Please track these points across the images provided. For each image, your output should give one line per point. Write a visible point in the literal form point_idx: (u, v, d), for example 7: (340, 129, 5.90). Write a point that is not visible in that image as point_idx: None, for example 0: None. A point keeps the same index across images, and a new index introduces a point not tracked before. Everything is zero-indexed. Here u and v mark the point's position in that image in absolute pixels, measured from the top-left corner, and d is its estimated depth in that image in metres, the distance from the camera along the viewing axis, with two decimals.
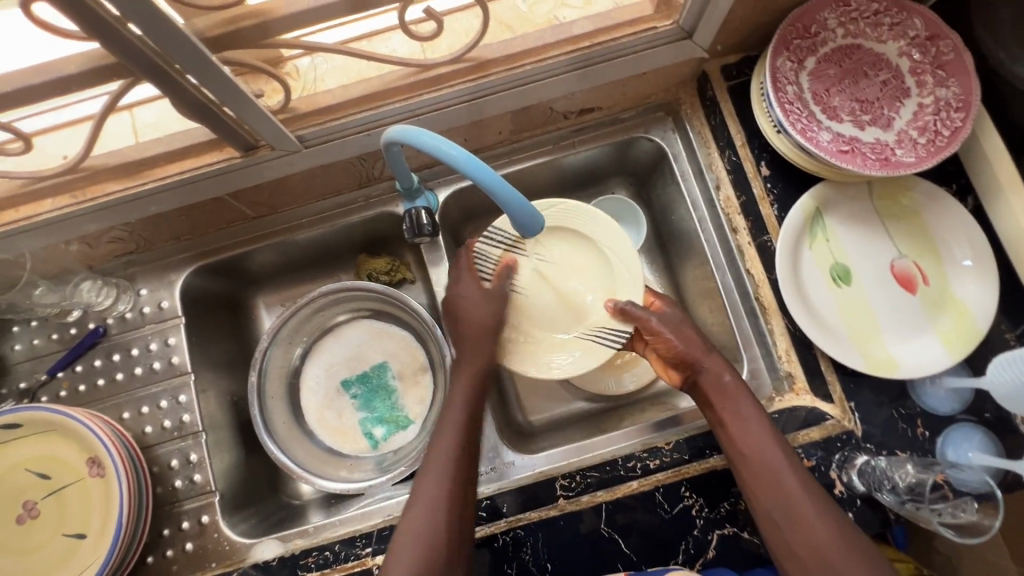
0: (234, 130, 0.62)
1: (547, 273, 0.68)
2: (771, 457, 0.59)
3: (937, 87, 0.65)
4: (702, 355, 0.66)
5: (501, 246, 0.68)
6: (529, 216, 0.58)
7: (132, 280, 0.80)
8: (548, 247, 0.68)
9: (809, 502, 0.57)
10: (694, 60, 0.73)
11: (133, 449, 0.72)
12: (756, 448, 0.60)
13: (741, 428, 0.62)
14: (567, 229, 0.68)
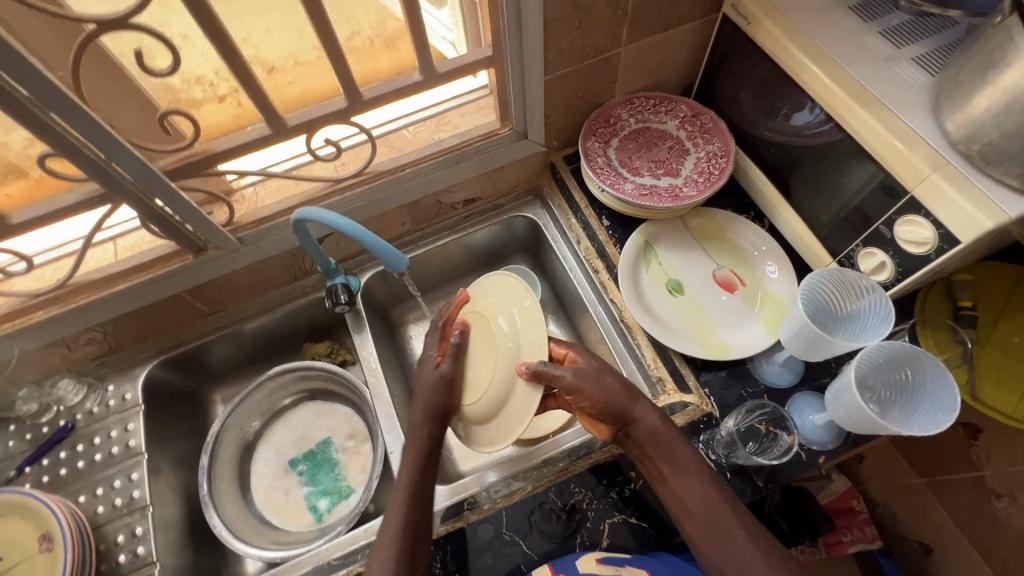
0: (187, 237, 0.83)
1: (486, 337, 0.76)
2: (709, 522, 0.62)
3: (705, 145, 0.90)
4: (634, 406, 0.69)
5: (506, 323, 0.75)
6: (401, 262, 0.81)
7: (102, 379, 0.94)
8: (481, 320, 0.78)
9: (753, 539, 0.61)
10: (538, 153, 0.98)
11: (84, 525, 0.79)
12: (687, 483, 0.65)
13: (682, 478, 0.65)
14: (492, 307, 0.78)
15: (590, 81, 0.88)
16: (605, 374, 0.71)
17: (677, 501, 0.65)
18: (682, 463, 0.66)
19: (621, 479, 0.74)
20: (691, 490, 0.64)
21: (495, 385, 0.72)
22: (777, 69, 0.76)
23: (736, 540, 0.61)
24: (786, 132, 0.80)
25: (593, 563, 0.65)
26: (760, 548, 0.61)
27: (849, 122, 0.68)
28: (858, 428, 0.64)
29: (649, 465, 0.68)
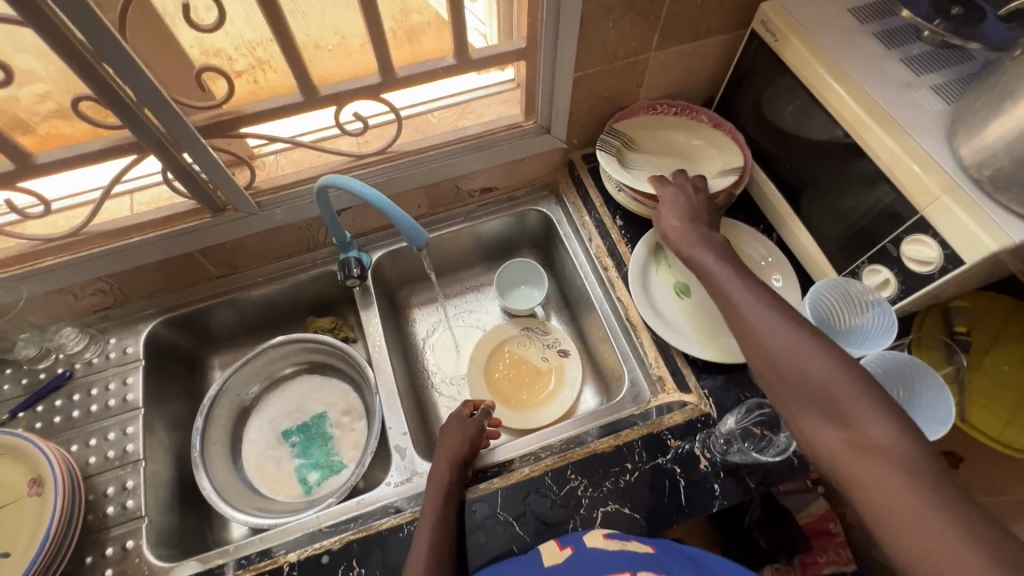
0: (208, 196, 0.84)
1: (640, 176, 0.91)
2: (784, 327, 0.59)
3: (721, 154, 0.92)
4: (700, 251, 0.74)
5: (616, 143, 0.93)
6: (421, 236, 0.81)
7: (104, 331, 0.93)
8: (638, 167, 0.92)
9: (810, 333, 0.57)
10: (558, 149, 1.00)
11: (75, 473, 0.79)
12: (735, 297, 0.65)
13: (733, 293, 0.66)
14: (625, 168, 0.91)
15: (617, 82, 0.90)
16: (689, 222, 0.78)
17: (748, 323, 0.62)
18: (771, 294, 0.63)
19: (617, 470, 0.75)
20: (772, 310, 0.61)
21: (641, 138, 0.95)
22: (800, 88, 0.79)
23: (811, 348, 0.56)
24: (802, 148, 0.83)
25: (601, 537, 0.63)
26: (816, 339, 0.57)
27: (866, 141, 0.70)
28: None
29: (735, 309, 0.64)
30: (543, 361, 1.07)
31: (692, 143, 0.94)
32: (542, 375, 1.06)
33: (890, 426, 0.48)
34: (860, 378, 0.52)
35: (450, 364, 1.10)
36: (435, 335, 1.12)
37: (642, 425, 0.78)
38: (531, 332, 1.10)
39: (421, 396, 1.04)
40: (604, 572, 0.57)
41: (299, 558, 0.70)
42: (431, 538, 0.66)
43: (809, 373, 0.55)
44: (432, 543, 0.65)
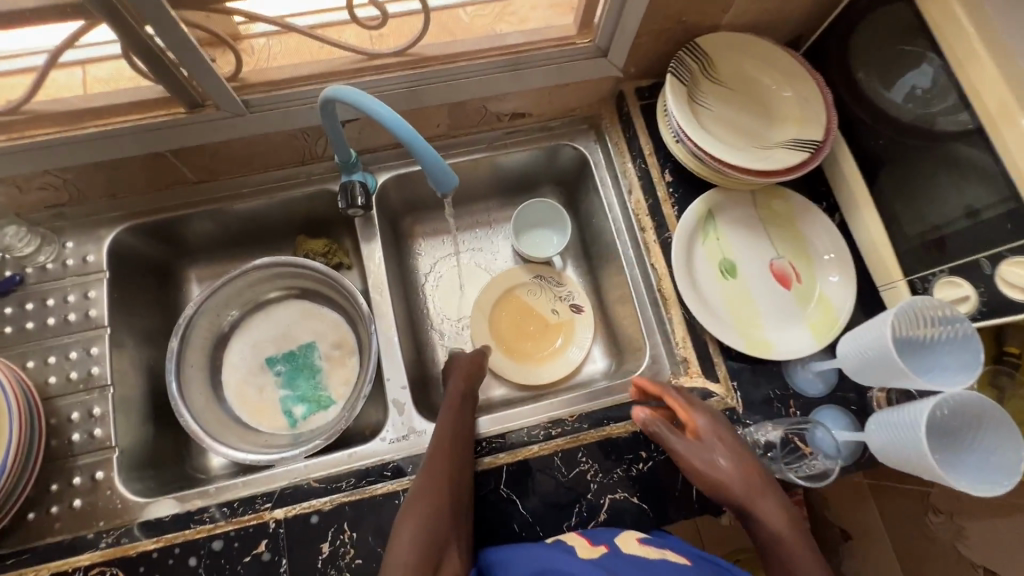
0: (184, 87, 0.68)
1: (709, 117, 0.76)
2: (779, 506, 0.62)
3: (804, 111, 0.75)
4: (727, 454, 0.65)
5: (694, 65, 0.77)
6: (451, 181, 0.67)
7: (58, 233, 0.80)
8: (710, 106, 0.77)
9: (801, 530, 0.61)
10: (610, 78, 0.83)
11: (32, 396, 0.70)
12: (750, 501, 0.63)
13: (746, 470, 0.64)
14: (694, 105, 0.76)
15: (702, 3, 0.72)
16: (724, 436, 0.67)
17: (759, 523, 0.62)
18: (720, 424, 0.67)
19: (630, 457, 0.71)
20: (769, 483, 0.63)
21: (724, 67, 0.78)
22: (928, 49, 0.65)
23: (809, 548, 0.60)
24: (905, 124, 0.70)
25: (635, 543, 0.61)
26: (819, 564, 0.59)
27: (997, 135, 0.58)
28: (899, 460, 0.61)
29: (701, 468, 0.64)
30: (552, 314, 0.99)
31: (779, 87, 0.77)
32: (550, 328, 0.98)
33: None
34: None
35: (454, 305, 1.00)
36: (441, 269, 1.01)
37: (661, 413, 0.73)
38: (544, 282, 1.01)
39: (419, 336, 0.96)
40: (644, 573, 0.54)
41: (285, 515, 0.66)
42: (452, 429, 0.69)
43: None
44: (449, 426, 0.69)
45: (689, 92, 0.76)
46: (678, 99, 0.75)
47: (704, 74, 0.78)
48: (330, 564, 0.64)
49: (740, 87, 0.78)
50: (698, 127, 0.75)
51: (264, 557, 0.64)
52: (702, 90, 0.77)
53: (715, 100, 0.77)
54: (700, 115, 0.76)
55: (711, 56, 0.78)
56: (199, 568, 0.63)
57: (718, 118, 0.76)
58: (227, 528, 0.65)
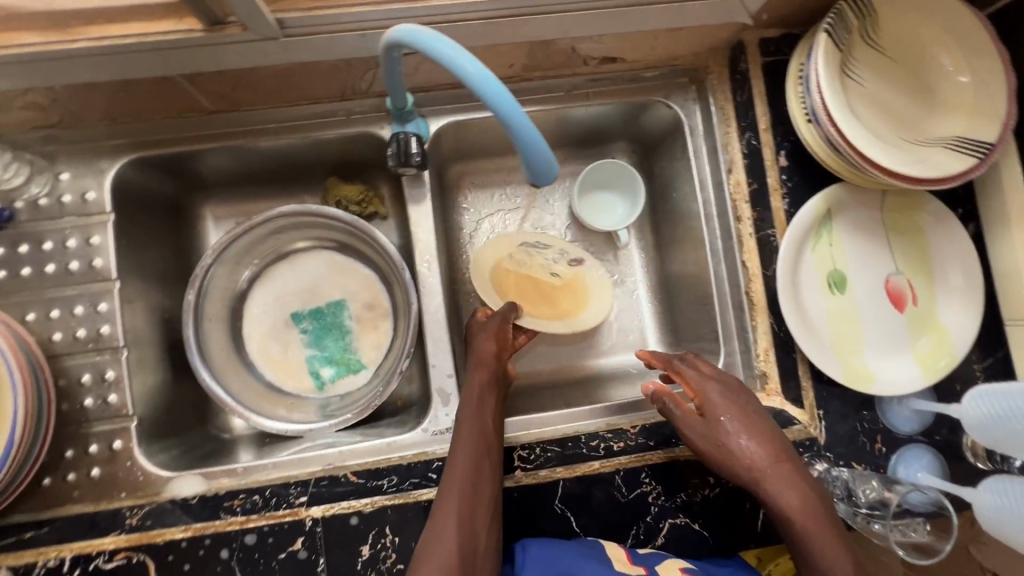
0: (200, 1, 0.50)
1: (857, 95, 0.61)
2: (754, 428, 0.61)
3: (980, 100, 0.60)
4: (710, 386, 0.64)
5: (854, 22, 0.60)
6: (549, 168, 0.49)
7: (51, 160, 0.67)
8: (862, 80, 0.61)
9: (771, 451, 0.60)
10: (735, 24, 0.66)
11: (36, 358, 0.62)
12: (727, 423, 0.62)
13: (726, 400, 0.63)
14: (843, 77, 0.60)
15: None
16: (724, 396, 0.64)
17: (732, 443, 0.61)
18: (733, 397, 0.64)
19: (697, 481, 0.65)
20: (744, 407, 0.63)
21: (889, 29, 0.61)
22: None
23: (779, 469, 0.60)
24: None
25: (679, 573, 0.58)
26: (789, 482, 0.59)
27: None
28: (1014, 534, 0.54)
29: (713, 448, 0.61)
30: (552, 278, 0.83)
31: (952, 63, 0.61)
32: (562, 290, 0.84)
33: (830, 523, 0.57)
34: (814, 499, 0.59)
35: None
36: (492, 228, 0.88)
37: None
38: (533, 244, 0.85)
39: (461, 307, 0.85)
40: None
41: (324, 514, 0.61)
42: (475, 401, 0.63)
43: (788, 504, 0.58)
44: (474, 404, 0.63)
45: (841, 59, 0.60)
46: (827, 68, 0.59)
47: (863, 34, 0.61)
48: (370, 567, 0.60)
49: (902, 57, 0.62)
50: (844, 108, 0.60)
51: (300, 555, 0.59)
52: (855, 57, 0.61)
53: (868, 73, 0.61)
54: (848, 92, 0.61)
55: (879, 12, 0.60)
56: (231, 561, 0.59)
57: (869, 97, 0.61)
58: (259, 521, 0.60)
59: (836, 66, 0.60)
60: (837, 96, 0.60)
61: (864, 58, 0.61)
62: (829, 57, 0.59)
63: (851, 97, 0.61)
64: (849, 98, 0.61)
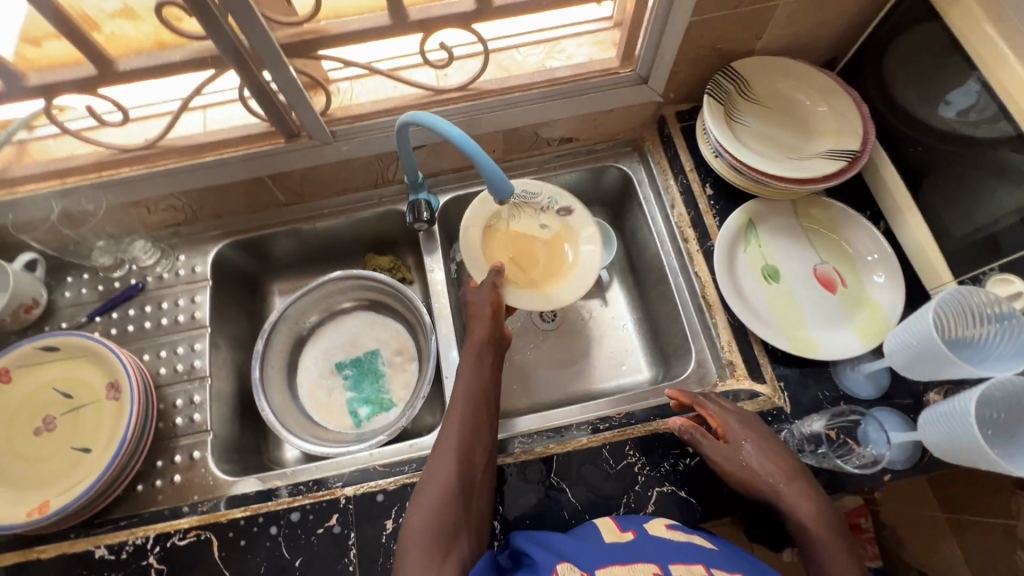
0: (284, 120, 0.80)
1: (745, 132, 0.82)
2: (772, 450, 0.67)
3: (840, 124, 0.80)
4: (730, 416, 0.71)
5: (730, 86, 0.83)
6: (504, 185, 0.72)
7: (174, 248, 0.95)
8: (747, 123, 0.83)
9: (791, 471, 0.66)
10: (651, 103, 0.91)
11: (148, 382, 0.82)
12: (748, 445, 0.68)
13: (746, 427, 0.69)
14: (731, 121, 0.82)
15: (735, 32, 0.80)
16: (744, 423, 0.70)
17: (757, 464, 0.66)
18: (754, 427, 0.70)
19: (677, 452, 0.73)
20: (763, 433, 0.69)
21: (759, 87, 0.84)
22: (961, 59, 0.68)
23: (800, 487, 0.65)
24: (942, 132, 0.73)
25: (664, 527, 0.61)
26: (806, 497, 0.64)
27: None
28: (949, 450, 0.61)
29: (736, 468, 0.67)
30: (542, 230, 0.90)
31: (813, 103, 0.82)
32: (551, 246, 0.90)
33: (840, 533, 0.63)
34: (830, 514, 0.64)
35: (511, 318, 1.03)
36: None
37: None
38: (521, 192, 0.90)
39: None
40: (669, 559, 0.54)
41: (355, 493, 0.72)
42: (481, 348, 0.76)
43: (806, 517, 0.63)
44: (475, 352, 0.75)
45: (725, 110, 0.82)
46: (715, 116, 0.81)
47: (739, 92, 0.83)
48: (394, 539, 0.69)
49: (776, 104, 0.84)
50: (734, 140, 0.80)
51: (335, 530, 0.70)
52: (737, 108, 0.83)
53: (751, 117, 0.83)
54: (737, 131, 0.82)
55: (747, 78, 0.84)
56: (278, 536, 0.70)
57: (754, 133, 0.82)
58: (303, 501, 0.72)
59: (722, 115, 0.82)
60: (727, 133, 0.81)
61: (744, 107, 0.83)
62: (715, 109, 0.82)
63: (739, 134, 0.82)
64: (738, 134, 0.82)
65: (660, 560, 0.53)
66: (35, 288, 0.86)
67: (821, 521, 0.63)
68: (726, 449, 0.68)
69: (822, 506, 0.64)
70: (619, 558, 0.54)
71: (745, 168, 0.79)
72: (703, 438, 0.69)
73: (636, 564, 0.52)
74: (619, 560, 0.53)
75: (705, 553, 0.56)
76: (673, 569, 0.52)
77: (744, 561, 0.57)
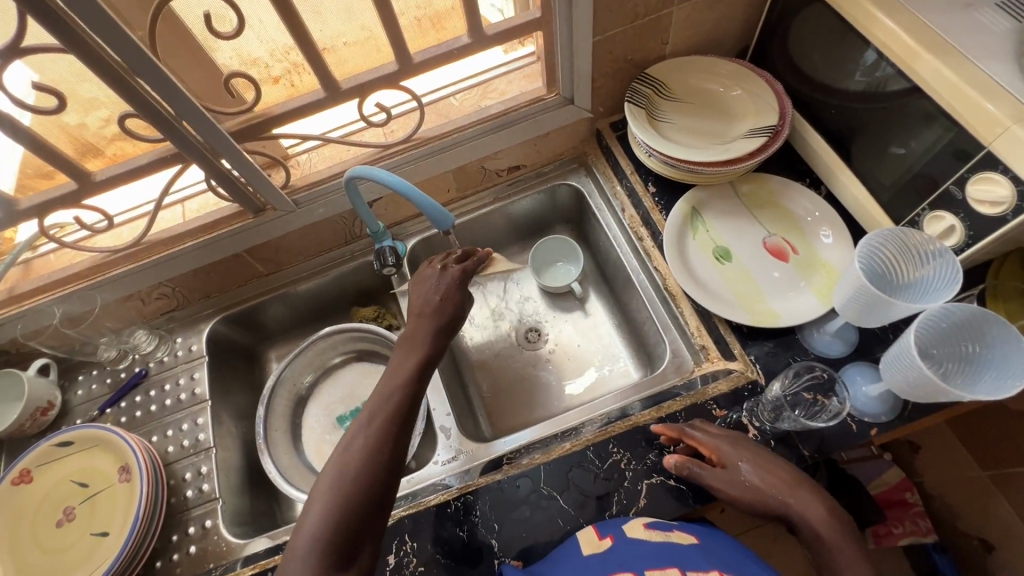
0: (249, 198, 0.88)
1: (670, 129, 0.87)
2: (771, 462, 0.66)
3: (758, 105, 0.85)
4: (722, 442, 0.68)
5: (649, 91, 0.89)
6: (445, 216, 0.81)
7: (171, 332, 1.02)
8: (671, 120, 0.88)
9: (793, 480, 0.65)
10: (584, 119, 0.97)
11: (156, 460, 0.87)
12: (748, 463, 0.66)
13: (739, 444, 0.68)
14: (655, 122, 0.88)
15: (641, 43, 0.86)
16: (740, 440, 0.69)
17: (760, 484, 0.65)
18: (745, 444, 0.68)
19: (661, 442, 0.74)
20: (759, 446, 0.68)
21: (676, 86, 0.90)
22: (845, 25, 0.73)
23: (806, 496, 0.64)
24: (849, 93, 0.76)
25: (642, 528, 0.64)
26: (812, 504, 0.63)
27: (921, 76, 0.65)
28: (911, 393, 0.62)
29: (738, 491, 0.66)
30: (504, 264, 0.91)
31: (729, 92, 0.88)
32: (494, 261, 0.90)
33: (851, 536, 0.61)
34: (841, 519, 0.62)
35: (489, 345, 1.06)
36: (474, 309, 1.09)
37: (685, 396, 0.77)
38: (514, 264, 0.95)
39: (457, 365, 1.03)
40: (646, 564, 0.57)
41: None
42: (415, 347, 0.71)
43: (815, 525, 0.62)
44: (410, 348, 0.71)
45: (648, 112, 0.88)
46: (638, 119, 0.87)
47: (658, 94, 0.89)
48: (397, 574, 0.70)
49: (694, 99, 0.89)
50: (661, 138, 0.85)
51: None
52: (659, 108, 0.89)
53: (674, 114, 0.88)
54: (663, 130, 0.87)
55: (662, 80, 0.90)
56: None
57: (679, 128, 0.87)
58: None
59: (646, 117, 0.87)
60: (652, 131, 0.86)
61: (666, 105, 0.89)
62: (638, 113, 0.87)
63: (664, 132, 0.87)
64: (664, 133, 0.87)
65: (636, 568, 0.57)
66: (49, 390, 0.93)
67: (832, 527, 0.61)
68: (726, 478, 0.66)
69: (831, 510, 0.63)
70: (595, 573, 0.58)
71: (674, 161, 0.83)
72: (697, 471, 0.67)
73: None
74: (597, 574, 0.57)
75: (681, 554, 0.59)
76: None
77: (719, 557, 0.60)
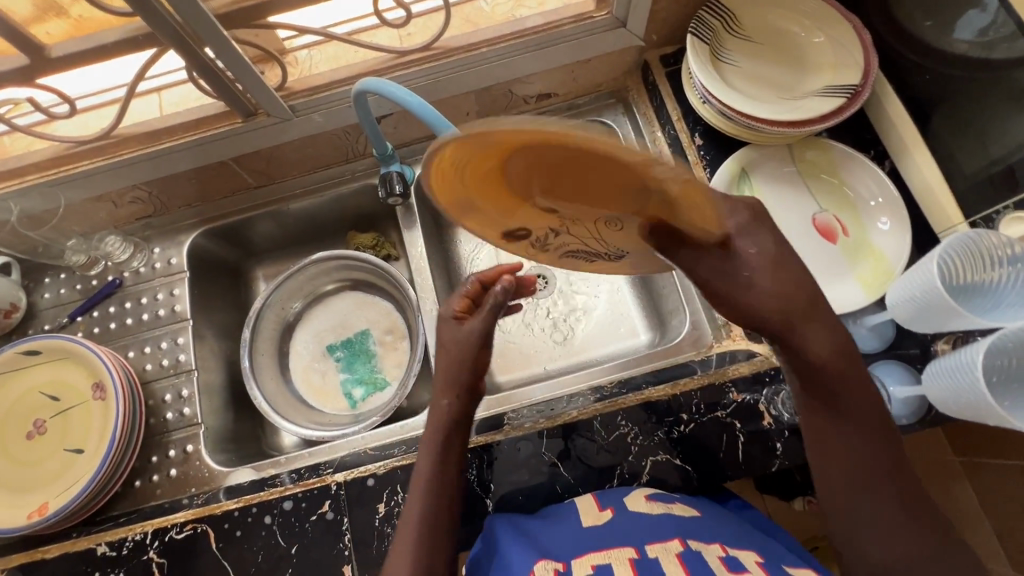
0: (238, 100, 0.75)
1: (733, 74, 0.76)
2: (777, 268, 0.49)
3: (839, 57, 0.73)
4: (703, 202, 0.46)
5: (716, 22, 0.76)
6: None
7: (148, 241, 0.92)
8: (734, 63, 0.76)
9: (803, 304, 0.50)
10: (633, 47, 0.83)
11: (133, 379, 0.81)
12: (754, 268, 0.49)
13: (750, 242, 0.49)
14: (717, 62, 0.76)
15: None
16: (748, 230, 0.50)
17: (763, 298, 0.49)
18: (762, 236, 0.49)
19: (671, 419, 0.71)
20: (766, 245, 0.49)
21: (747, 22, 0.77)
22: None
23: (811, 322, 0.50)
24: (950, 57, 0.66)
25: (643, 500, 0.62)
26: (819, 328, 0.50)
27: None
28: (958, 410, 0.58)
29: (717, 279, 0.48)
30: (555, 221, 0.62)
31: (806, 38, 0.75)
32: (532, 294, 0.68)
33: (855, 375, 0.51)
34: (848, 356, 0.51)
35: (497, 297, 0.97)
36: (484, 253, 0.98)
37: (701, 375, 0.73)
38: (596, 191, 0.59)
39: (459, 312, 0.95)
40: (648, 535, 0.56)
41: (346, 479, 0.72)
42: (437, 436, 0.60)
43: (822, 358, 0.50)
44: (433, 437, 0.60)
45: (711, 50, 0.76)
46: (700, 56, 0.74)
47: (723, 29, 0.77)
48: (386, 523, 0.69)
49: (765, 41, 0.77)
50: (721, 83, 0.74)
51: (328, 516, 0.70)
52: (722, 47, 0.76)
53: (739, 57, 0.76)
54: (724, 73, 0.75)
55: (731, 13, 0.77)
56: (273, 525, 0.71)
57: (743, 74, 0.76)
58: (294, 489, 0.72)
59: (708, 55, 0.75)
60: (712, 72, 0.74)
61: (731, 45, 0.77)
62: (699, 48, 0.74)
63: (725, 76, 0.75)
64: (725, 77, 0.75)
65: (637, 542, 0.55)
66: (12, 292, 0.85)
67: (836, 361, 0.50)
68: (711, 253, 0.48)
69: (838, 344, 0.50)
70: (596, 545, 0.56)
71: (735, 115, 0.72)
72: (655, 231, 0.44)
73: (613, 550, 0.54)
74: (598, 546, 0.56)
75: (683, 526, 0.58)
76: (650, 550, 0.53)
77: (720, 531, 0.59)
